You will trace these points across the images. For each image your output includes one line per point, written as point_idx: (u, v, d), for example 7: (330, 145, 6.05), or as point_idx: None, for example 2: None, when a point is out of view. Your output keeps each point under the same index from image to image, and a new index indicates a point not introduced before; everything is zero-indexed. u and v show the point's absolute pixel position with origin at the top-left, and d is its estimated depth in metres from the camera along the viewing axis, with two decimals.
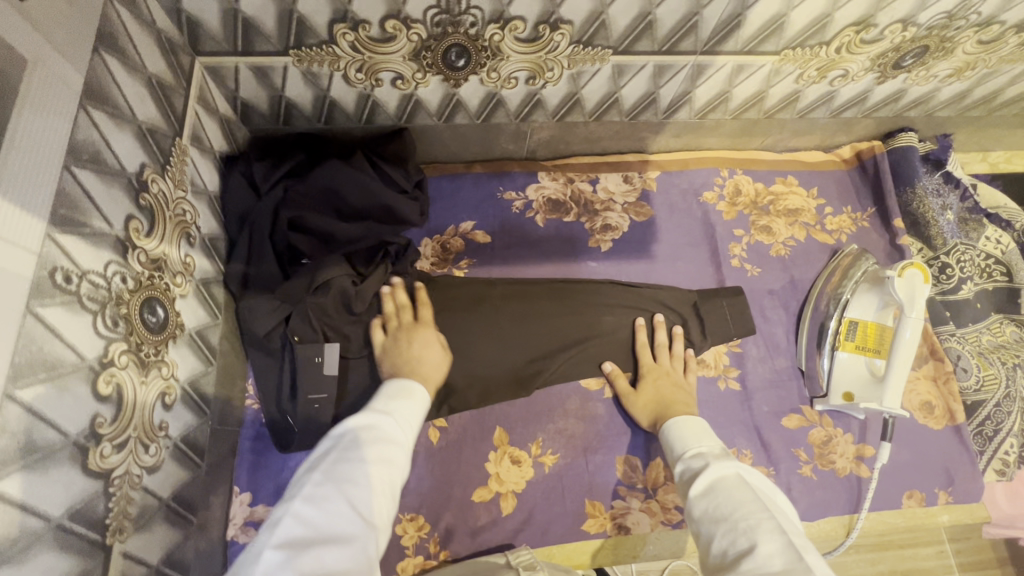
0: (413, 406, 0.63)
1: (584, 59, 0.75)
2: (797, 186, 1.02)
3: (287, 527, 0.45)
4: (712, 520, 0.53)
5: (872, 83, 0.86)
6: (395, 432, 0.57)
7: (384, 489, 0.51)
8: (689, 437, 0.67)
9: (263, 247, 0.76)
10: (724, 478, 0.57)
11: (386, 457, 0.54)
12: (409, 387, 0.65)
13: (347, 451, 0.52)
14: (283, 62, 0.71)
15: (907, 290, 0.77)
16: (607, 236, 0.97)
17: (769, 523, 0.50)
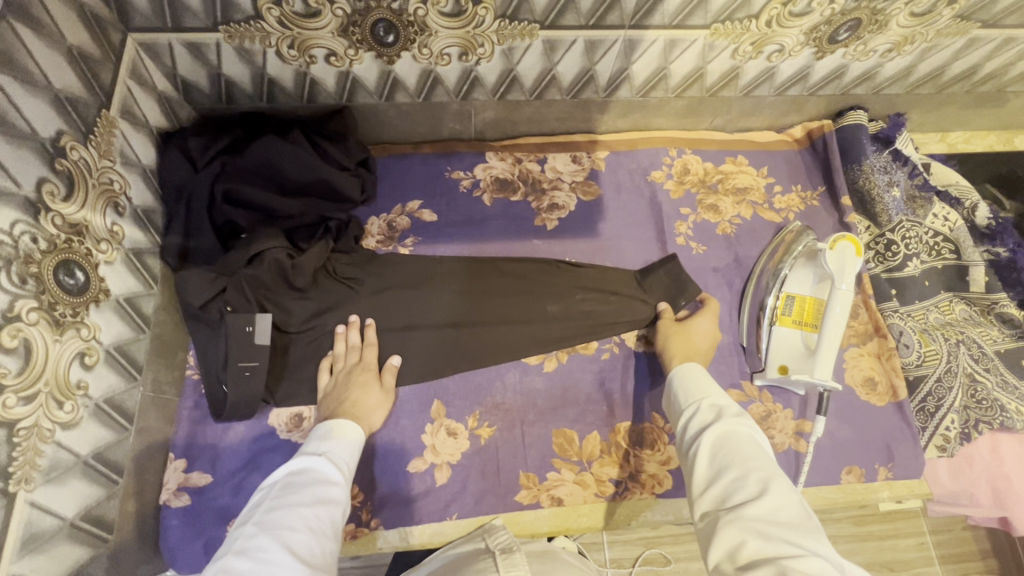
0: (344, 444, 0.70)
1: (513, 34, 0.76)
2: (746, 166, 1.02)
3: (234, 563, 0.51)
4: (723, 465, 0.57)
5: (811, 59, 0.86)
6: (328, 476, 0.64)
7: (324, 518, 0.58)
8: (699, 384, 0.69)
9: (200, 220, 0.78)
10: (735, 432, 0.60)
11: (319, 490, 0.61)
12: (340, 425, 0.72)
13: (283, 493, 0.60)
14: (214, 38, 0.73)
15: (836, 263, 0.78)
16: (553, 215, 0.98)
17: (776, 478, 0.54)
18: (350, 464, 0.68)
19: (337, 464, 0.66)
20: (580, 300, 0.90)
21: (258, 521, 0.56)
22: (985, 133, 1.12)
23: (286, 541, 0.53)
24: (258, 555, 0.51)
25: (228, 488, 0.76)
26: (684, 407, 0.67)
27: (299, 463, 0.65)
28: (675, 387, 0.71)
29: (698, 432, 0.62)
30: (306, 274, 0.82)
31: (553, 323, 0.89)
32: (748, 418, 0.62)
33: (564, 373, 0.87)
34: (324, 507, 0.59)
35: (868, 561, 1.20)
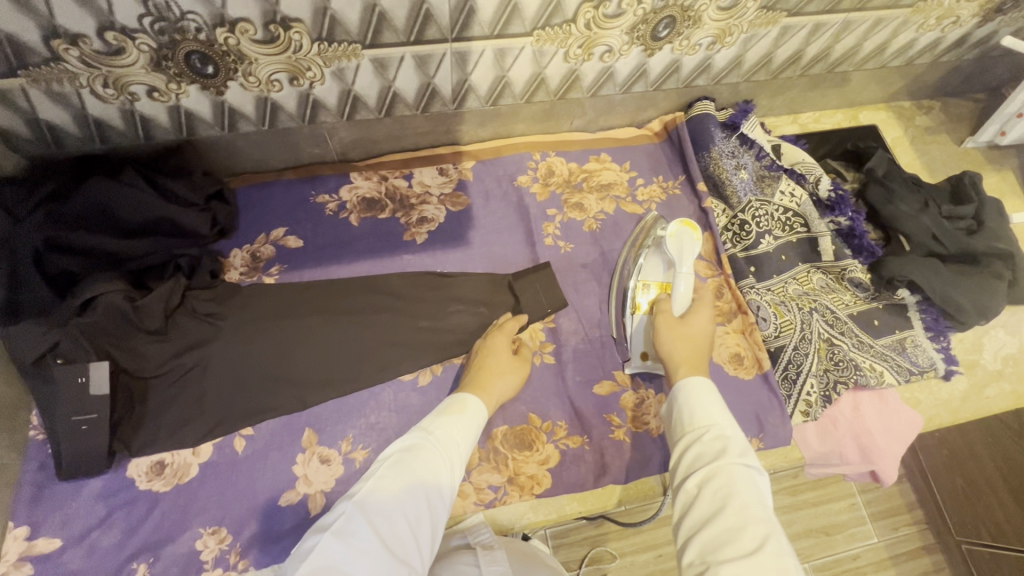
0: (456, 422, 0.69)
1: (337, 56, 0.77)
2: (609, 163, 1.06)
3: (329, 545, 0.54)
4: (722, 507, 0.53)
5: (642, 56, 0.91)
6: (441, 457, 0.64)
7: (421, 517, 0.59)
8: (703, 406, 0.63)
9: (27, 273, 0.74)
10: (734, 470, 0.55)
11: (429, 480, 0.61)
12: (462, 402, 0.72)
13: (404, 473, 0.61)
14: (18, 84, 0.70)
15: (677, 247, 0.81)
16: (423, 228, 0.98)
17: (768, 531, 0.51)
18: (461, 446, 0.68)
19: (448, 446, 0.66)
20: (454, 312, 0.92)
21: (360, 501, 0.58)
22: (833, 113, 1.20)
23: (383, 537, 0.55)
24: (354, 541, 0.54)
25: (80, 550, 0.72)
26: (687, 433, 0.62)
27: (409, 441, 0.65)
28: (680, 405, 0.65)
29: (697, 463, 0.58)
30: (156, 315, 0.80)
31: (430, 340, 0.90)
32: (754, 458, 0.57)
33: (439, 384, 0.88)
34: (425, 499, 0.60)
35: (806, 530, 1.22)
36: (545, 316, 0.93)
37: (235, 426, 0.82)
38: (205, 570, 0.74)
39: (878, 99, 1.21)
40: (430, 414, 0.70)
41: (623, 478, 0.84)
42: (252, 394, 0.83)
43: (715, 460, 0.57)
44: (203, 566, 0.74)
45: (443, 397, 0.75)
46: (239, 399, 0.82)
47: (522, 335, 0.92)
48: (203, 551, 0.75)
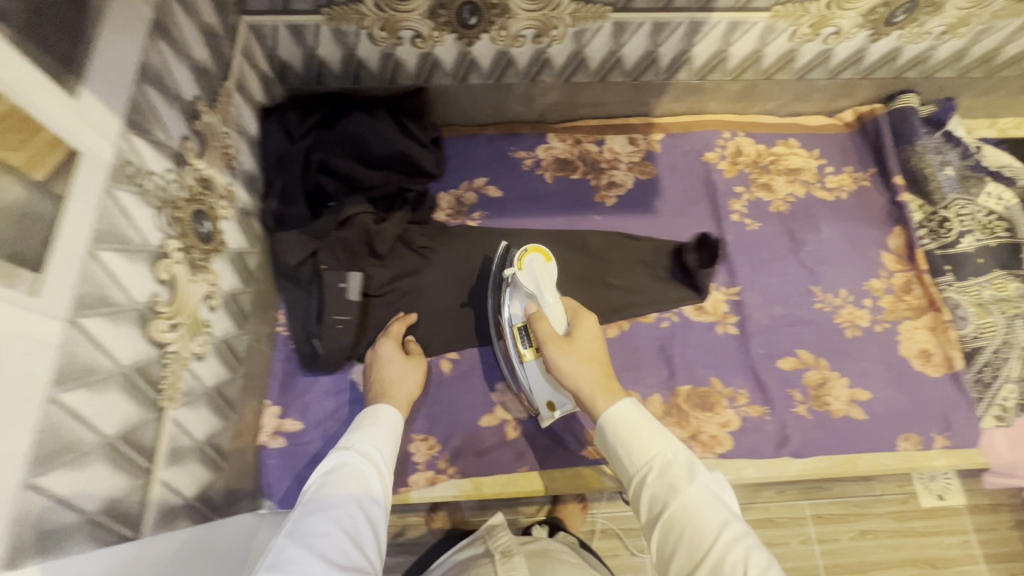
0: (376, 430, 0.67)
1: (586, 16, 0.82)
2: (798, 148, 1.06)
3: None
4: (692, 555, 0.50)
5: (866, 41, 0.90)
6: (357, 474, 0.60)
7: (357, 520, 0.56)
8: (637, 433, 0.58)
9: (296, 188, 0.84)
10: (695, 504, 0.52)
11: (351, 493, 0.58)
12: (373, 412, 0.70)
13: (333, 495, 0.57)
14: (315, 21, 0.80)
15: (533, 278, 0.77)
16: (612, 192, 1.03)
17: (755, 561, 0.48)
18: (383, 453, 0.65)
19: (365, 452, 0.63)
20: (638, 273, 0.96)
21: (294, 531, 0.54)
22: None
23: (303, 552, 0.51)
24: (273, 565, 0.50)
25: (318, 435, 0.82)
26: (631, 471, 0.57)
27: (322, 466, 0.63)
28: (612, 445, 0.59)
29: (656, 509, 0.54)
30: (388, 240, 0.88)
31: (617, 297, 0.94)
32: (702, 468, 0.54)
33: (627, 339, 0.92)
34: (361, 509, 0.57)
35: (912, 558, 1.13)
36: (728, 286, 0.96)
37: (442, 348, 0.90)
38: (417, 470, 0.82)
39: None
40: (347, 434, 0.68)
41: (804, 451, 0.86)
42: (455, 323, 0.90)
43: (670, 504, 0.53)
44: (416, 467, 0.83)
45: (359, 416, 0.72)
46: (443, 325, 0.90)
47: (703, 303, 0.95)
48: (415, 454, 0.83)
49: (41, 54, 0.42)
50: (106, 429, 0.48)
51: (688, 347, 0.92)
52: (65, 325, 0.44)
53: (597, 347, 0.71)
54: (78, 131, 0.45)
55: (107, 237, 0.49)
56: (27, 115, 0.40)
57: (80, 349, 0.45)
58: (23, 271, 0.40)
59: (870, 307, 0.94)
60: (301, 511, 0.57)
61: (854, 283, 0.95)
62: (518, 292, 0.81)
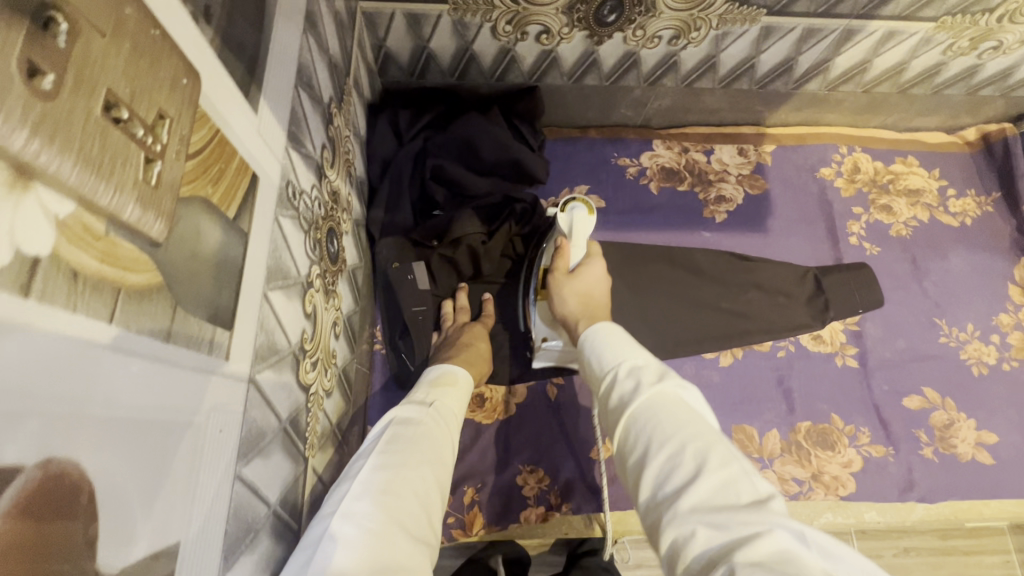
0: (455, 393, 0.61)
1: (735, 19, 0.74)
2: (917, 167, 0.99)
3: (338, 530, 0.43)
4: (654, 442, 0.46)
5: (1022, 58, 0.83)
6: (434, 430, 0.54)
7: (432, 482, 0.49)
8: (610, 347, 0.58)
9: (402, 196, 0.78)
10: (664, 396, 0.50)
11: (428, 451, 0.51)
12: (451, 373, 0.63)
13: (407, 448, 0.51)
14: (438, 11, 0.71)
15: (570, 222, 0.75)
16: (721, 207, 0.96)
17: (724, 451, 0.44)
18: (456, 418, 0.59)
19: (442, 412, 0.57)
20: (752, 297, 0.89)
21: (366, 480, 0.47)
22: None
23: (388, 509, 0.44)
24: (361, 518, 0.43)
25: None
26: (601, 377, 0.56)
27: (393, 414, 0.55)
28: (590, 354, 0.60)
29: (620, 405, 0.52)
30: (495, 258, 0.82)
31: (731, 323, 0.87)
32: (676, 376, 0.52)
33: (741, 369, 0.87)
34: (436, 473, 0.50)
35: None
36: (850, 316, 0.89)
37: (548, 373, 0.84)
38: (528, 505, 0.77)
39: None
40: (417, 388, 0.61)
41: (932, 497, 0.81)
42: None
43: (636, 396, 0.51)
44: (525, 501, 0.77)
45: (427, 372, 0.65)
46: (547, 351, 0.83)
47: (820, 332, 0.89)
48: (524, 487, 0.78)
49: (232, 60, 0.34)
50: (272, 498, 0.41)
51: (807, 380, 0.86)
52: (246, 387, 0.36)
53: (596, 289, 0.72)
54: (257, 151, 0.38)
55: (275, 274, 0.42)
56: (224, 138, 0.33)
57: (257, 412, 0.38)
58: (221, 333, 0.33)
59: (998, 343, 0.89)
60: (366, 459, 0.50)
61: (980, 317, 0.90)
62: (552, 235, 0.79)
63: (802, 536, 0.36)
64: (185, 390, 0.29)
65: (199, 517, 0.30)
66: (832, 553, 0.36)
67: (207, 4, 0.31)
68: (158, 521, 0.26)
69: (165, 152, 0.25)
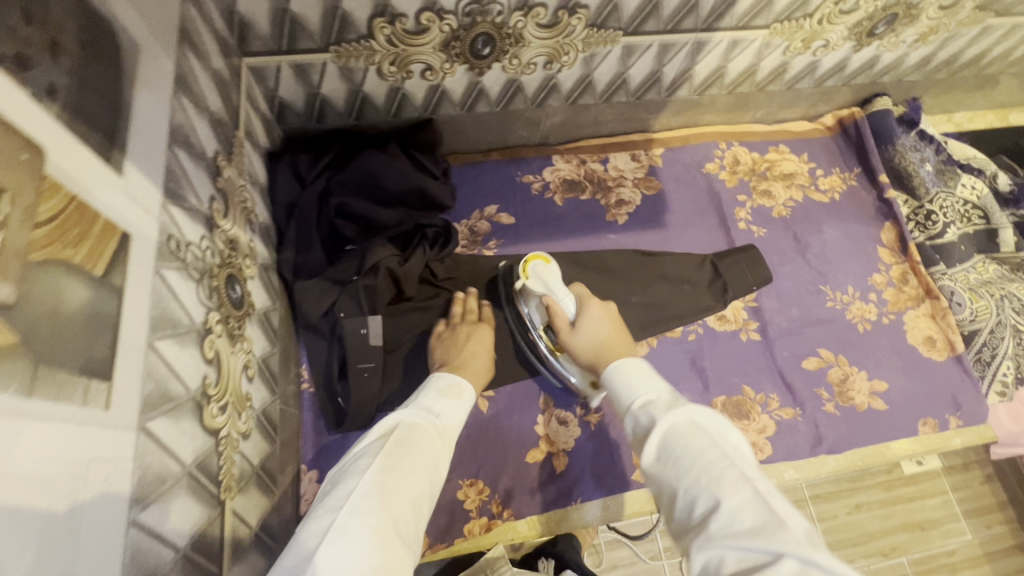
0: (457, 407, 0.67)
1: (597, 42, 0.82)
2: (788, 153, 1.10)
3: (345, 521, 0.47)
4: (674, 476, 0.50)
5: (850, 51, 0.96)
6: (435, 443, 0.60)
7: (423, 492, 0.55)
8: (630, 384, 0.61)
9: (310, 235, 0.80)
10: (676, 427, 0.53)
11: (428, 462, 0.57)
12: (459, 387, 0.70)
13: (410, 457, 0.56)
14: (322, 59, 0.76)
15: (542, 281, 0.81)
16: (622, 210, 1.03)
17: (736, 474, 0.47)
18: (453, 431, 0.65)
19: (442, 421, 0.64)
20: (659, 287, 0.96)
21: (372, 479, 0.52)
22: (984, 112, 1.23)
23: (393, 511, 0.49)
24: (365, 514, 0.48)
25: None
26: (623, 415, 0.60)
27: (400, 419, 0.61)
28: (611, 387, 0.63)
29: (641, 440, 0.55)
30: (414, 281, 0.85)
31: (642, 315, 0.93)
32: (686, 403, 0.55)
33: (659, 356, 0.93)
34: (427, 483, 0.56)
35: (902, 524, 1.17)
36: (748, 293, 0.98)
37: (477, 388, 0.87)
38: (471, 518, 0.79)
39: None
40: (426, 394, 0.67)
41: (839, 448, 0.89)
42: None
43: (651, 428, 0.54)
44: (469, 515, 0.79)
45: (435, 379, 0.72)
46: None
47: (724, 312, 0.97)
48: (466, 500, 0.80)
49: (85, 131, 0.36)
50: (180, 542, 0.42)
51: (716, 358, 0.93)
52: (135, 435, 0.38)
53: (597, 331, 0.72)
54: (126, 211, 0.40)
55: (159, 324, 0.43)
56: (83, 203, 0.35)
57: (152, 459, 0.40)
58: (97, 385, 0.34)
59: (876, 300, 0.99)
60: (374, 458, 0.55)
61: (859, 279, 1.01)
62: (530, 298, 0.83)
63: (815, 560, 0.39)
64: (57, 441, 0.30)
65: (88, 563, 0.32)
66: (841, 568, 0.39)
67: (49, 83, 0.33)
68: (33, 569, 0.28)
69: (8, 223, 0.29)
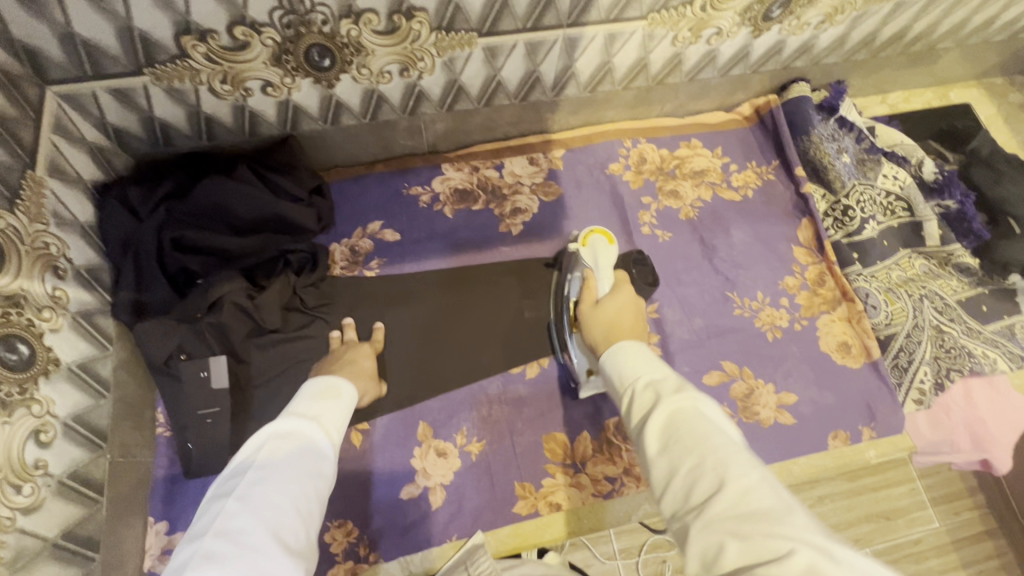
0: (336, 405, 0.62)
1: (452, 45, 0.75)
2: (700, 148, 1.03)
3: (210, 547, 0.43)
4: (675, 458, 0.45)
5: (749, 38, 0.88)
6: (313, 444, 0.54)
7: (316, 498, 0.51)
8: (634, 363, 0.57)
9: (152, 273, 0.74)
10: (681, 409, 0.48)
11: (309, 465, 0.52)
12: (336, 387, 0.64)
13: (289, 464, 0.51)
14: (141, 82, 0.69)
15: (593, 255, 0.84)
16: (517, 219, 0.97)
17: (743, 459, 0.43)
18: (337, 430, 0.59)
19: (323, 424, 0.58)
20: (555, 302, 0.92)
21: (241, 496, 0.47)
22: (923, 91, 1.16)
23: (269, 527, 0.45)
24: (238, 539, 0.44)
25: None
26: (621, 394, 0.56)
27: (271, 425, 0.55)
28: (614, 364, 0.58)
29: (642, 419, 0.50)
30: (274, 312, 0.79)
31: (529, 330, 0.90)
32: (693, 386, 0.51)
33: (548, 378, 0.87)
34: (317, 487, 0.51)
35: (866, 515, 1.15)
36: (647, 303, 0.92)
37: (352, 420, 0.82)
38: (335, 563, 0.75)
39: (969, 76, 1.17)
40: (299, 399, 0.61)
41: None
42: None
43: (654, 408, 0.50)
44: (334, 559, 0.75)
45: (310, 383, 0.64)
46: None
47: None
48: (332, 543, 0.76)
49: None
50: None
51: None
52: None
53: (617, 315, 0.72)
54: None
55: None
56: None
57: None
58: None
59: (787, 306, 0.93)
60: (241, 472, 0.50)
61: (769, 284, 0.94)
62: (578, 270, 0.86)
63: (825, 551, 0.36)
64: None
65: None
66: (865, 564, 0.35)
67: None
68: None
69: None
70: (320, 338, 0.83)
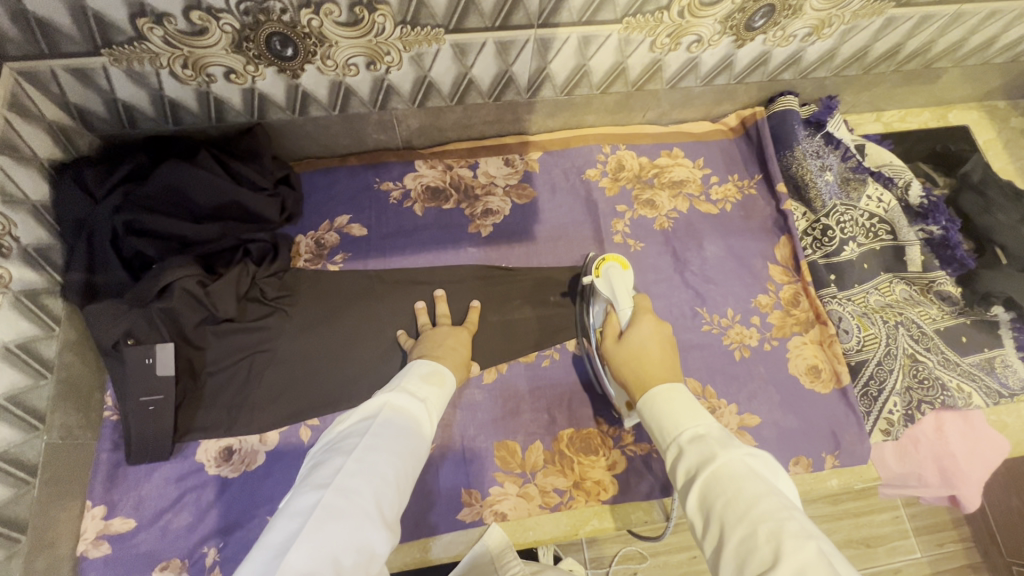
0: (442, 392, 0.66)
1: (419, 40, 0.73)
2: (682, 158, 1.00)
3: (331, 502, 0.47)
4: (725, 525, 0.45)
5: (731, 47, 0.86)
6: (421, 422, 0.59)
7: (409, 472, 0.54)
8: (676, 412, 0.57)
9: (106, 255, 0.74)
10: (728, 468, 0.48)
11: (411, 441, 0.56)
12: (441, 374, 0.68)
13: (389, 438, 0.54)
14: (99, 62, 0.68)
15: (609, 284, 0.80)
16: (487, 221, 0.95)
17: (795, 528, 0.42)
18: (437, 416, 0.63)
19: (429, 406, 0.62)
20: (518, 306, 0.90)
21: (362, 459, 0.51)
22: (920, 111, 1.13)
23: (377, 493, 0.49)
24: (350, 496, 0.48)
25: (154, 532, 0.72)
26: (666, 449, 0.56)
27: (385, 398, 0.59)
28: (654, 418, 0.59)
29: (687, 484, 0.51)
30: (229, 300, 0.78)
31: (489, 335, 0.88)
32: (741, 445, 0.51)
33: (504, 384, 0.86)
34: (414, 459, 0.55)
35: (846, 540, 1.12)
36: None
37: (301, 415, 0.79)
38: None
39: (969, 98, 1.13)
40: (410, 378, 0.65)
41: None
42: (305, 388, 0.81)
43: (701, 468, 0.50)
44: None
45: (417, 365, 0.69)
46: (294, 391, 0.80)
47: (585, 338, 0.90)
48: None
49: None
50: None
51: (572, 384, 0.87)
52: None
53: (643, 350, 0.70)
54: None
55: None
56: None
57: None
58: None
59: (758, 325, 0.90)
60: (362, 436, 0.54)
61: (740, 301, 0.92)
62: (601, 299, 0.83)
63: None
64: None
65: None
66: None
67: None
68: None
69: None
70: (274, 329, 0.82)
